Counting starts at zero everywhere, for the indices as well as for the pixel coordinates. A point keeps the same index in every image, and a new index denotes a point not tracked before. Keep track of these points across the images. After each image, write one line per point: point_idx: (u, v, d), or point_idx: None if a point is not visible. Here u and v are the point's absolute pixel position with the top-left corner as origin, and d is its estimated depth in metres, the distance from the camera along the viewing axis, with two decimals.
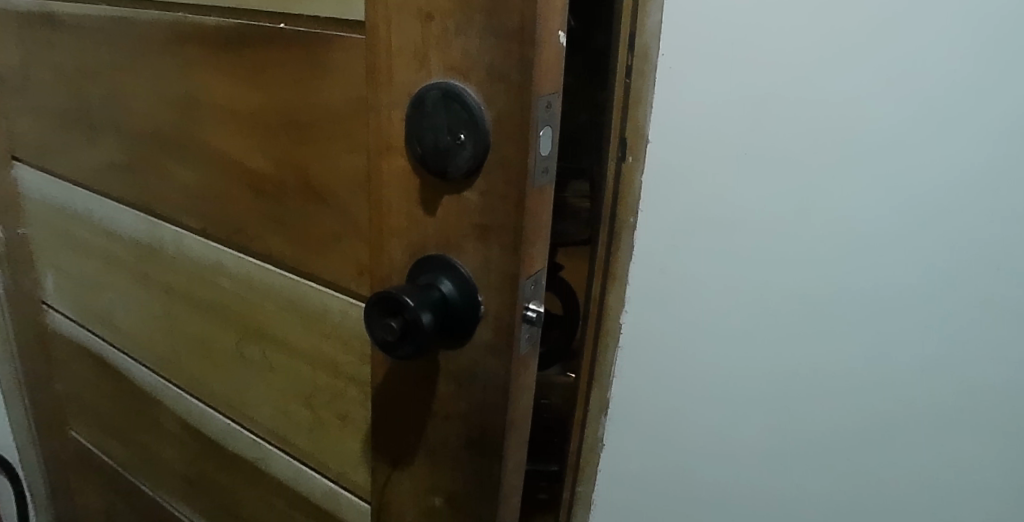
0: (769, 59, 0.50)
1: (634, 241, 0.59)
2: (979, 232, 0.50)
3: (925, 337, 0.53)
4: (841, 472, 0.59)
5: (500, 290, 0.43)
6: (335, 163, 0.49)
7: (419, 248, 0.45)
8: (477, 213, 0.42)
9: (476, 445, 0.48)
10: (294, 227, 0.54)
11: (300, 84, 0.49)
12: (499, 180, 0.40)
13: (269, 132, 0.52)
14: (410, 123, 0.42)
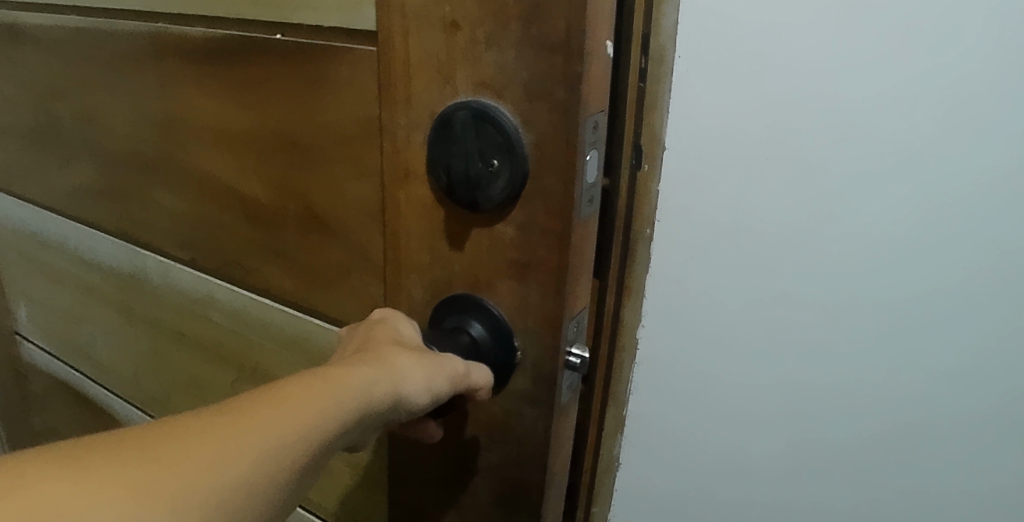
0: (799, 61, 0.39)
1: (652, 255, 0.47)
2: None
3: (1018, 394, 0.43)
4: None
5: (540, 335, 0.38)
6: (344, 191, 0.44)
7: (444, 286, 0.40)
8: (513, 250, 0.37)
9: (511, 503, 0.43)
10: (299, 259, 0.49)
11: (302, 103, 0.43)
12: (539, 211, 0.35)
13: (266, 157, 0.47)
14: (434, 147, 0.36)
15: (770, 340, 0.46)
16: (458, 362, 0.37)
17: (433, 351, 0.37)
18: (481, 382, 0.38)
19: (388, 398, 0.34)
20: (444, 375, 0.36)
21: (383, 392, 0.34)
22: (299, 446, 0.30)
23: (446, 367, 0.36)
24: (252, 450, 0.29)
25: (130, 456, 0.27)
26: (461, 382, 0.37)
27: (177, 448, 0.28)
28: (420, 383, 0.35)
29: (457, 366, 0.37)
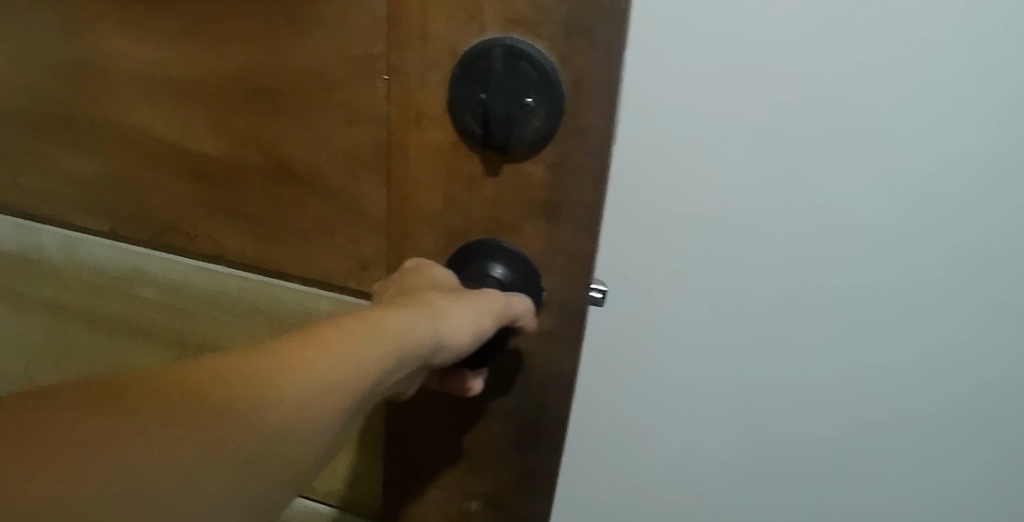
0: None
1: None
2: None
3: None
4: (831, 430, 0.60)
5: (569, 272, 0.38)
6: (331, 140, 0.41)
7: (459, 234, 0.39)
8: (542, 192, 0.37)
9: (524, 441, 0.44)
10: (264, 219, 0.45)
11: (277, 46, 0.39)
12: (574, 150, 0.35)
13: (224, 106, 0.42)
14: (460, 88, 0.35)
15: None
16: (497, 301, 0.37)
17: (470, 294, 0.36)
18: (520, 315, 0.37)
19: (435, 344, 0.33)
20: (486, 318, 0.36)
21: (430, 338, 0.33)
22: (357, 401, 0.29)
23: (487, 311, 0.36)
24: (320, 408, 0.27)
25: (204, 420, 0.23)
26: (505, 314, 0.37)
27: (254, 405, 0.25)
28: (465, 328, 0.35)
29: (498, 304, 0.36)
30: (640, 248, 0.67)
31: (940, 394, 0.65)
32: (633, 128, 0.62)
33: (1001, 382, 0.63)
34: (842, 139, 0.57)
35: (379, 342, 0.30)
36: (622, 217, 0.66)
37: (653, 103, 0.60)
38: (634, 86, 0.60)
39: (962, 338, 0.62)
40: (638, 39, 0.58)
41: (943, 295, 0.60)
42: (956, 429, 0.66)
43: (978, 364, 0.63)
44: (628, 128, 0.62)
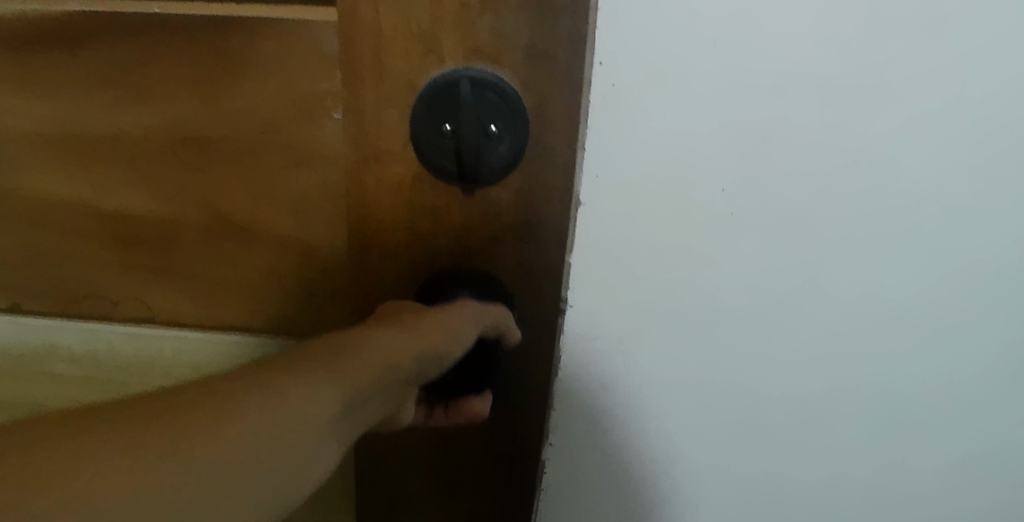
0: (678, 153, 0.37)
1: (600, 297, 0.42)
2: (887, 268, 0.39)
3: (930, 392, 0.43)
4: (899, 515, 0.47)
5: (542, 291, 0.39)
6: (274, 185, 0.38)
7: (426, 265, 0.39)
8: (509, 214, 0.37)
9: (502, 457, 0.44)
10: (201, 273, 0.42)
11: (209, 93, 0.36)
12: (541, 171, 0.36)
13: (147, 159, 0.39)
14: (422, 124, 0.35)
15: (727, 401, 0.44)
16: (472, 318, 0.35)
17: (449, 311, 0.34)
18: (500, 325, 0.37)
19: (418, 372, 0.31)
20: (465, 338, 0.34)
21: (416, 366, 0.30)
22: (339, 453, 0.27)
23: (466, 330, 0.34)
24: (302, 461, 0.24)
25: (197, 434, 0.22)
26: (484, 319, 0.36)
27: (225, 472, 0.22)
28: (446, 352, 0.33)
29: (474, 308, 0.35)
30: (618, 364, 0.44)
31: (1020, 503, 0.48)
32: (608, 211, 0.39)
33: None
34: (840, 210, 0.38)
35: (357, 374, 0.27)
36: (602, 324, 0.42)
37: (658, 167, 0.38)
38: (612, 150, 0.38)
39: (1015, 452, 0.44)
40: (609, 87, 0.36)
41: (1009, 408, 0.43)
42: None
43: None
44: (598, 210, 0.39)
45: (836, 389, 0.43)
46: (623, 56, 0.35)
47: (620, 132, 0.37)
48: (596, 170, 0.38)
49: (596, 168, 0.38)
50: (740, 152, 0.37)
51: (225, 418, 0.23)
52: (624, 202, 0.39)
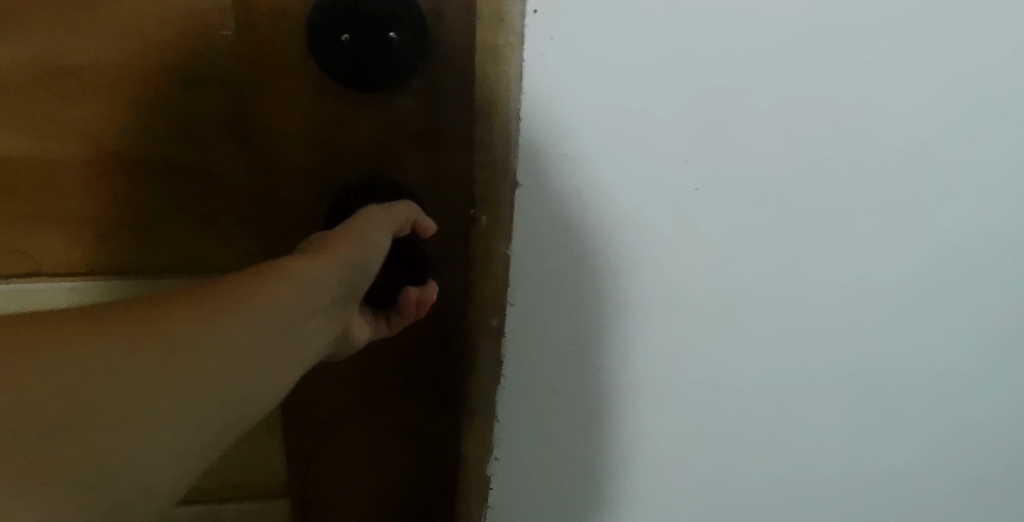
0: (665, 127, 0.43)
1: (544, 256, 0.46)
2: (835, 214, 0.47)
3: (880, 309, 0.52)
4: (862, 415, 0.56)
5: (454, 192, 0.43)
6: (167, 112, 0.37)
7: (337, 182, 0.40)
8: (415, 122, 0.39)
9: (426, 353, 0.49)
10: (88, 216, 0.40)
11: (81, 17, 0.34)
12: (444, 76, 0.38)
13: (13, 94, 0.36)
14: (319, 32, 0.35)
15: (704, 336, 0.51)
16: (383, 225, 0.36)
17: (357, 223, 0.35)
18: (410, 220, 0.38)
19: (336, 289, 0.34)
20: (377, 246, 0.35)
21: (335, 283, 0.33)
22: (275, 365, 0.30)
23: (377, 239, 0.35)
24: (215, 388, 0.27)
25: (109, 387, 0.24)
26: (390, 221, 0.36)
27: (133, 363, 0.25)
28: (360, 268, 0.35)
29: (378, 215, 0.36)
30: (570, 307, 0.49)
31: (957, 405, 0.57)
32: (539, 178, 0.43)
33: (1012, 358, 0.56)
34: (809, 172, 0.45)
35: (260, 317, 0.30)
36: (529, 272, 0.47)
37: (599, 136, 0.43)
38: (576, 122, 0.42)
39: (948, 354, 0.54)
40: (544, 45, 0.39)
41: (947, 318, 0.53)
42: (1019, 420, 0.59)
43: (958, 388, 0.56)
44: (534, 176, 0.43)
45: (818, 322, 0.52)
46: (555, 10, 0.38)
47: (563, 101, 0.41)
48: (533, 141, 0.42)
49: (533, 140, 0.42)
50: (700, 123, 0.43)
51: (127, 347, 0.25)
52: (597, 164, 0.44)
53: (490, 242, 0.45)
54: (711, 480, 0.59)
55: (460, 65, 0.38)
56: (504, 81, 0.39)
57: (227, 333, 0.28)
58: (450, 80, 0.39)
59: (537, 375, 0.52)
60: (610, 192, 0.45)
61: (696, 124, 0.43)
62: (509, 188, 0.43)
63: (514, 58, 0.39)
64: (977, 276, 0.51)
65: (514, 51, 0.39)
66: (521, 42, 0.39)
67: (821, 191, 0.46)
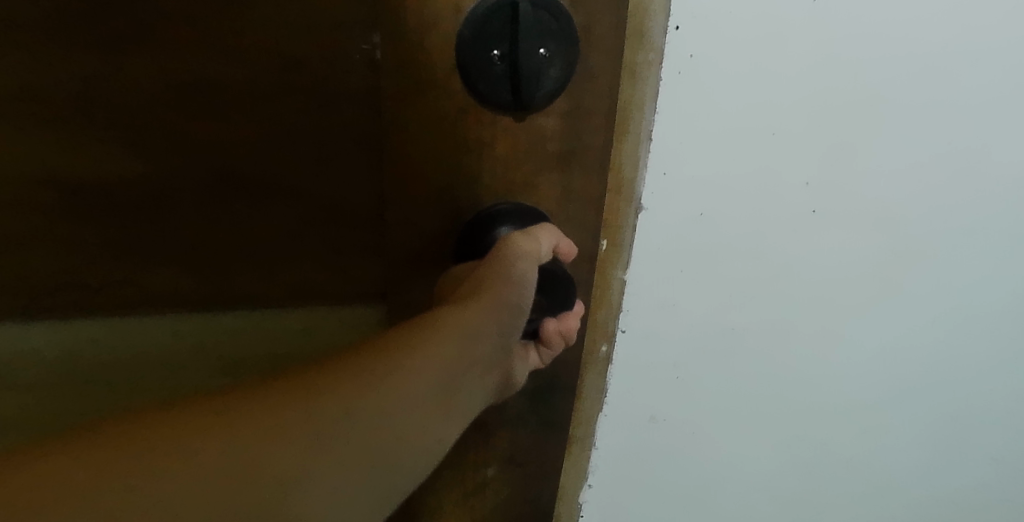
0: (789, 152, 0.36)
1: (650, 284, 0.41)
2: (981, 244, 0.40)
3: (1010, 342, 0.46)
4: (971, 444, 0.52)
5: (583, 213, 0.40)
6: (307, 134, 0.36)
7: (470, 206, 0.37)
8: (555, 142, 0.37)
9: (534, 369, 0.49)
10: (225, 234, 0.40)
11: (222, 37, 0.33)
12: (584, 94, 0.36)
13: (134, 118, 0.35)
14: (465, 47, 0.33)
15: (807, 373, 0.46)
16: (529, 254, 0.38)
17: (500, 257, 0.38)
18: (550, 247, 0.38)
19: (492, 330, 0.39)
20: (524, 274, 0.39)
21: (496, 326, 0.38)
22: (461, 411, 0.36)
23: (523, 267, 0.38)
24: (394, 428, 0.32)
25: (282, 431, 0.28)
26: (536, 253, 0.38)
27: (365, 422, 0.31)
28: (506, 307, 0.39)
29: (523, 246, 0.37)
30: (674, 335, 0.44)
31: None
32: (668, 203, 0.38)
33: None
34: (958, 204, 0.38)
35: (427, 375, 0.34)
36: (645, 302, 0.42)
37: (734, 165, 0.36)
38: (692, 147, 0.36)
39: None
40: (683, 62, 0.33)
41: None
42: None
43: None
44: (663, 201, 0.38)
45: (933, 355, 0.46)
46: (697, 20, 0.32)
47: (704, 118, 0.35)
48: (661, 163, 0.36)
49: (661, 163, 0.36)
50: (827, 149, 0.36)
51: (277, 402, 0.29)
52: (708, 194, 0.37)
53: (606, 266, 0.42)
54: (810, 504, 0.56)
55: (602, 83, 0.36)
56: (637, 100, 0.35)
57: (424, 383, 0.34)
58: (591, 100, 0.36)
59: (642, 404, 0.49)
60: (744, 219, 0.39)
61: (846, 148, 0.36)
62: (631, 210, 0.38)
63: (651, 76, 0.34)
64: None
65: (651, 69, 0.34)
66: (659, 58, 0.34)
67: (968, 221, 0.39)
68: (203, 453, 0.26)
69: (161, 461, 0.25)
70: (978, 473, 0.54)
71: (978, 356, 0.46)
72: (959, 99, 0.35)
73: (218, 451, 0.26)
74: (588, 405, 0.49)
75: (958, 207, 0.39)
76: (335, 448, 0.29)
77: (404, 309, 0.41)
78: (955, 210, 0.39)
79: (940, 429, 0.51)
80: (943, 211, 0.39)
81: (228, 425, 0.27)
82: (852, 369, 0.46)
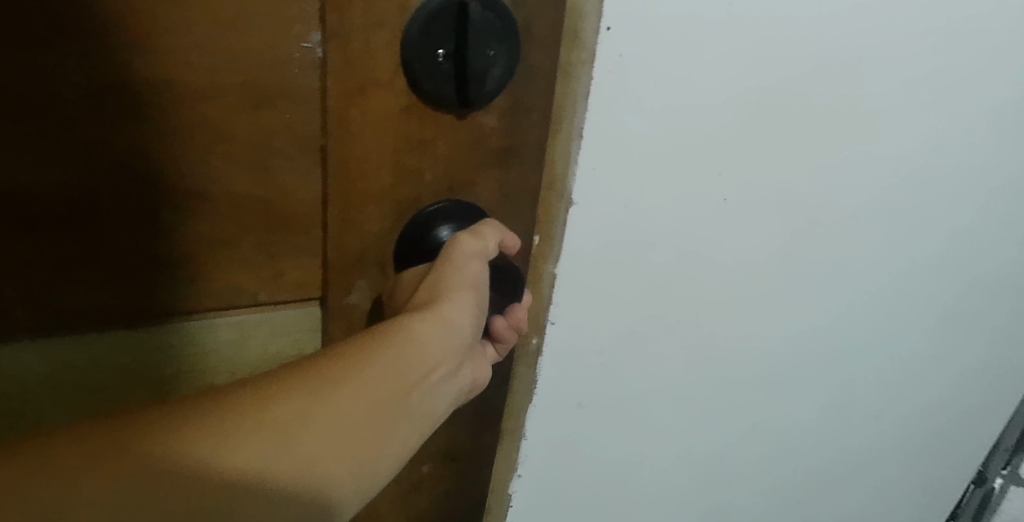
0: (698, 138, 0.43)
1: (579, 269, 0.46)
2: (836, 206, 0.50)
3: (856, 290, 0.56)
4: (832, 378, 0.62)
5: (519, 211, 0.40)
6: (240, 138, 0.33)
7: (411, 205, 0.37)
8: (494, 138, 0.37)
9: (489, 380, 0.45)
10: (144, 252, 0.34)
11: (149, 32, 0.29)
12: (524, 93, 0.36)
13: (22, 127, 0.29)
14: (412, 46, 0.32)
15: (712, 333, 0.53)
16: (476, 255, 0.37)
17: (452, 260, 0.37)
18: (498, 241, 0.38)
19: (455, 337, 0.38)
20: (477, 278, 0.38)
21: (461, 328, 0.38)
22: (420, 424, 0.36)
23: (474, 271, 0.37)
24: (362, 440, 0.32)
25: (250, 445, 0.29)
26: (488, 251, 0.37)
27: (322, 443, 0.31)
28: (470, 314, 0.38)
29: (470, 246, 0.37)
30: (602, 313, 0.49)
31: (902, 360, 0.65)
32: (594, 195, 0.43)
33: (944, 317, 0.64)
34: (819, 174, 0.48)
35: (390, 386, 0.34)
36: (572, 291, 0.47)
37: (654, 152, 0.43)
38: (618, 137, 0.41)
39: (898, 320, 0.61)
40: (613, 62, 0.38)
41: (906, 288, 0.59)
42: (944, 364, 0.68)
43: (904, 346, 0.63)
44: (590, 192, 0.43)
45: (809, 305, 0.55)
46: (624, 26, 0.37)
47: (624, 116, 0.41)
48: (591, 159, 0.41)
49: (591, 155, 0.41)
50: (733, 134, 0.44)
51: (250, 416, 0.29)
52: (631, 179, 0.43)
53: (538, 261, 0.44)
54: (713, 456, 0.62)
55: (542, 83, 0.36)
56: (569, 100, 0.39)
57: (381, 401, 0.33)
58: (531, 100, 0.36)
59: (569, 391, 0.52)
60: (655, 207, 0.45)
61: (743, 141, 0.44)
62: (563, 203, 0.42)
63: (582, 76, 0.38)
64: (938, 259, 0.58)
65: (584, 68, 0.38)
66: (591, 57, 0.38)
67: (827, 188, 0.49)
68: (174, 467, 0.27)
69: (136, 471, 0.26)
70: (835, 406, 0.64)
71: (835, 303, 0.56)
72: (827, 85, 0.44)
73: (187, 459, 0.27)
74: (519, 398, 0.50)
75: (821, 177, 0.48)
76: (286, 467, 0.30)
77: (341, 315, 0.39)
78: (821, 179, 0.48)
79: (810, 370, 0.60)
80: (811, 183, 0.48)
81: (206, 429, 0.28)
82: (747, 326, 0.54)
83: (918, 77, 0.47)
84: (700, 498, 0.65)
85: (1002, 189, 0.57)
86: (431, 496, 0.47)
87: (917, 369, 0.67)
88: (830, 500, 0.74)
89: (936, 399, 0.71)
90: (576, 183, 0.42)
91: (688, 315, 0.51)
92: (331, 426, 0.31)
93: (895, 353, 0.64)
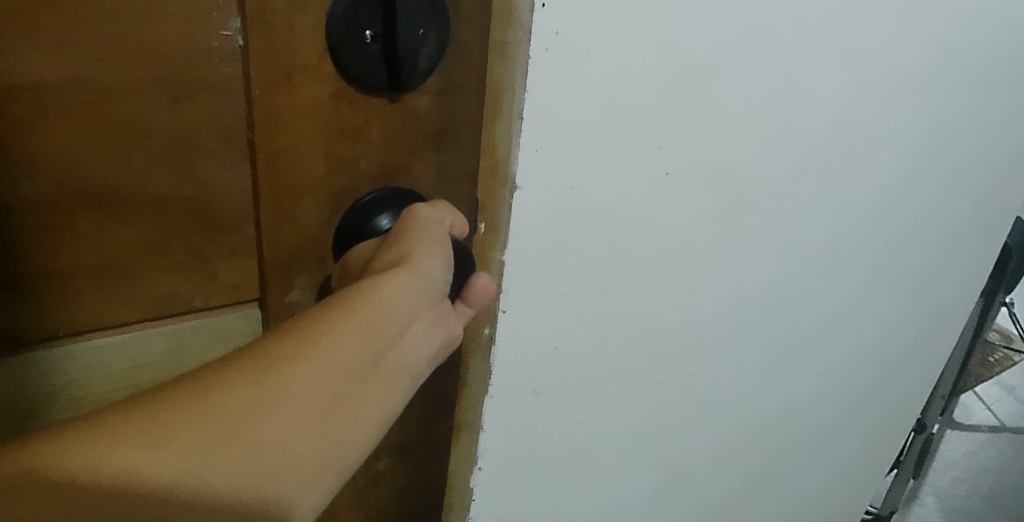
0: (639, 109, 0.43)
1: (526, 249, 0.45)
2: (775, 170, 0.51)
3: (796, 254, 0.58)
4: (778, 341, 0.64)
5: (460, 194, 0.39)
6: (162, 136, 0.31)
7: (346, 194, 0.36)
8: (430, 121, 0.36)
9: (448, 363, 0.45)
10: (66, 264, 0.32)
11: (56, 24, 0.27)
12: (457, 72, 0.35)
13: None
14: (339, 29, 0.31)
15: (662, 305, 0.54)
16: (435, 221, 0.36)
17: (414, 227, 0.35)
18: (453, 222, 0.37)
19: (430, 300, 0.34)
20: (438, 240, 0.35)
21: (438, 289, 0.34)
22: (397, 396, 0.32)
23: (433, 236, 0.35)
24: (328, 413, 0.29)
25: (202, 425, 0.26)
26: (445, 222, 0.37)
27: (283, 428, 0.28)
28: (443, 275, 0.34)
29: (430, 215, 0.36)
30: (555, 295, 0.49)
31: (842, 319, 0.67)
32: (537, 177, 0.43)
33: (879, 276, 0.66)
34: (758, 140, 0.49)
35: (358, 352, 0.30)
36: (520, 274, 0.46)
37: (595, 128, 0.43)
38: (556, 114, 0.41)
39: (836, 279, 0.63)
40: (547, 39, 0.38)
41: (844, 248, 0.61)
42: (881, 319, 0.71)
43: (844, 306, 0.66)
44: (532, 173, 0.42)
45: (754, 272, 0.56)
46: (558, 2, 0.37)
47: (562, 94, 0.40)
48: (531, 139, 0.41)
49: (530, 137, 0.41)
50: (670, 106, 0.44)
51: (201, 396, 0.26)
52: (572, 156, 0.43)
53: (487, 250, 0.43)
54: (670, 427, 0.63)
55: (475, 62, 0.35)
56: (508, 81, 0.38)
57: (349, 373, 0.30)
58: (464, 80, 0.36)
59: (524, 377, 0.52)
60: (599, 185, 0.45)
61: (681, 112, 0.44)
62: (506, 188, 0.42)
63: (519, 56, 0.38)
64: (872, 220, 0.61)
65: (521, 46, 0.37)
66: (528, 36, 0.37)
67: (766, 153, 0.50)
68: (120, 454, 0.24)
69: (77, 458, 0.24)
70: (781, 368, 0.66)
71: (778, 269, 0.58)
72: (760, 50, 0.45)
73: (131, 476, 0.24)
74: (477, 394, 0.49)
75: (760, 143, 0.49)
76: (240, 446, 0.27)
77: (285, 316, 0.38)
78: (760, 145, 0.49)
79: (757, 335, 0.62)
80: (750, 150, 0.49)
81: (151, 409, 0.25)
82: (696, 297, 0.55)
83: (846, 40, 0.48)
84: (660, 471, 0.66)
85: (926, 147, 0.59)
86: (391, 492, 0.46)
87: (857, 327, 0.69)
88: (784, 459, 0.76)
89: (874, 353, 0.74)
90: (518, 165, 0.41)
91: (636, 292, 0.52)
92: (292, 407, 0.28)
93: (837, 311, 0.66)
